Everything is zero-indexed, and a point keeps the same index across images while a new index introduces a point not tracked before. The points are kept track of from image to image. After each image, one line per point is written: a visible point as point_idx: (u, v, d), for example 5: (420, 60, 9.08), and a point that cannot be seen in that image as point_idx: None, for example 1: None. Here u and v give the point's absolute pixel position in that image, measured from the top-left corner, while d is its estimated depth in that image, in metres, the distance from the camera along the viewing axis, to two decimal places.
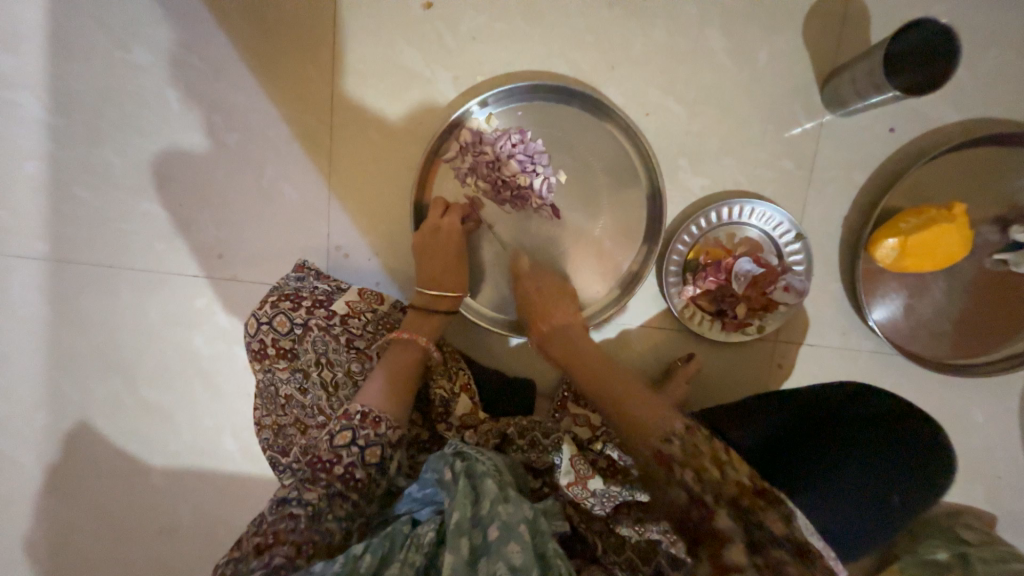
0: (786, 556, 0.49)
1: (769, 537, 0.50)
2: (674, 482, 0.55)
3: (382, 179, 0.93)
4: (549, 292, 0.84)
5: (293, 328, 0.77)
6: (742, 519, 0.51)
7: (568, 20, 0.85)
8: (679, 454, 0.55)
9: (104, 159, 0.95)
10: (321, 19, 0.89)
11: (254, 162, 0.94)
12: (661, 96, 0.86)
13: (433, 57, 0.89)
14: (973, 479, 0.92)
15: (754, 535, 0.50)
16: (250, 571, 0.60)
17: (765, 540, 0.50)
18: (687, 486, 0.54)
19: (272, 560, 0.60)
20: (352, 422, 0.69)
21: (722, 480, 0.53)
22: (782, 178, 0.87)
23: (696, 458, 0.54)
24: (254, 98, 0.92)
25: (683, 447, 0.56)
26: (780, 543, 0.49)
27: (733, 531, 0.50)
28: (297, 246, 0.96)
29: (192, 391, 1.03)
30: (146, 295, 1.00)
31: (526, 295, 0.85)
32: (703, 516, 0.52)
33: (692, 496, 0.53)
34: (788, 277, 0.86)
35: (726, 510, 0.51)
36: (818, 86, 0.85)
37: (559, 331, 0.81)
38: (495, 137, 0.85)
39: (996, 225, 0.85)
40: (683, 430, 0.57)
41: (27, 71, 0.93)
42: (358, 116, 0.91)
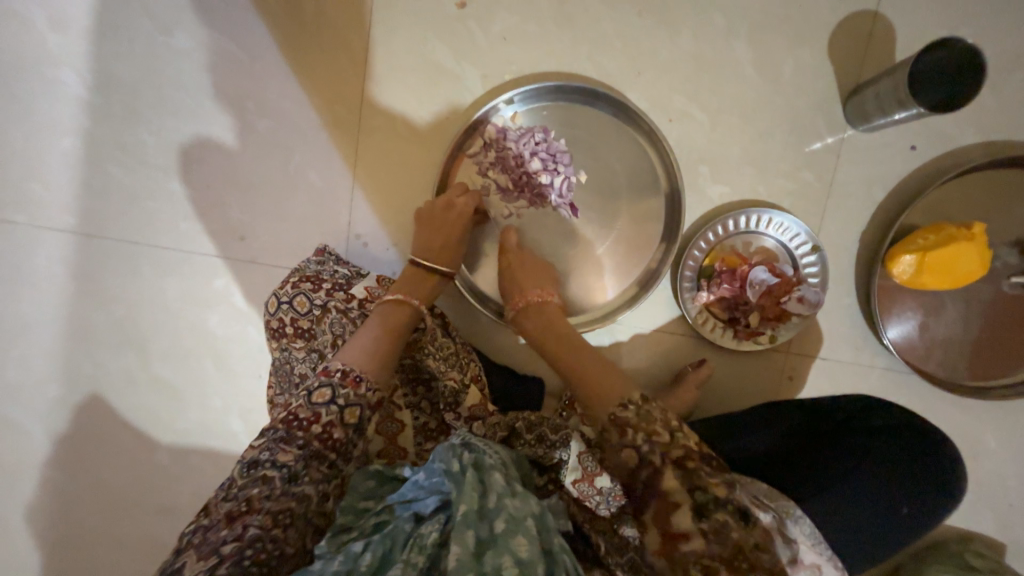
0: (730, 518, 0.52)
1: (712, 500, 0.53)
2: (628, 446, 0.58)
3: (405, 171, 0.95)
4: (533, 267, 0.85)
5: (312, 309, 0.78)
6: (685, 480, 0.54)
7: (597, 26, 0.87)
8: (634, 420, 0.59)
9: (137, 137, 0.98)
10: (358, 12, 0.92)
11: (282, 147, 0.96)
12: (685, 104, 0.88)
13: (463, 55, 0.91)
14: (983, 504, 0.91)
15: (700, 499, 0.53)
16: (221, 541, 0.57)
17: (711, 505, 0.53)
18: (637, 447, 0.57)
19: (246, 531, 0.57)
20: (332, 380, 0.69)
21: (670, 443, 0.56)
22: (801, 190, 0.88)
23: (648, 424, 0.58)
24: (286, 85, 0.95)
25: (638, 416, 0.59)
26: (723, 505, 0.53)
27: (680, 494, 0.54)
28: (318, 232, 0.98)
29: (203, 370, 1.04)
30: (167, 273, 1.02)
31: (513, 264, 0.85)
32: (651, 476, 0.56)
33: (642, 457, 0.57)
34: (804, 289, 0.85)
35: (672, 470, 0.55)
36: (840, 102, 0.86)
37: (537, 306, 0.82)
38: (520, 134, 0.89)
39: (1016, 248, 0.85)
40: (639, 400, 0.61)
41: (69, 50, 0.96)
42: (386, 109, 0.94)
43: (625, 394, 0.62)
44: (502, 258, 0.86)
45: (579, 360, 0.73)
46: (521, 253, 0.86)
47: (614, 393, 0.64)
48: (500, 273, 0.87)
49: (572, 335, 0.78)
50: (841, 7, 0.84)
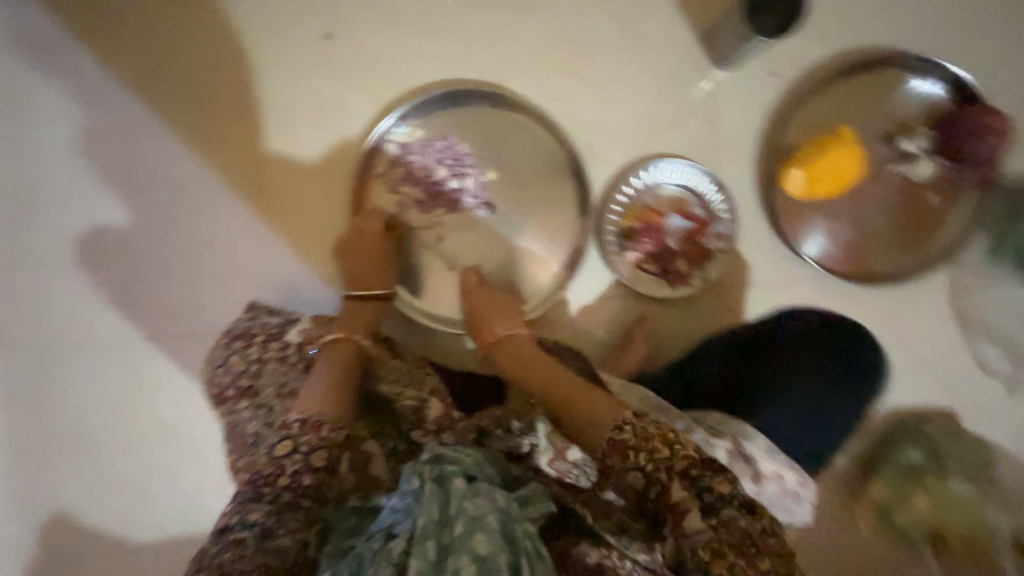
0: (735, 512, 0.54)
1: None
2: (635, 468, 0.57)
3: (318, 208, 0.95)
4: (498, 301, 0.87)
5: (249, 365, 0.78)
6: (693, 488, 0.55)
7: (462, 27, 0.91)
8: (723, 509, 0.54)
9: (32, 243, 0.94)
10: (229, 66, 0.92)
11: (188, 215, 0.95)
12: (564, 81, 0.92)
13: (343, 83, 0.92)
14: (928, 377, 0.98)
15: (707, 498, 0.55)
16: None
17: (716, 502, 0.54)
18: (641, 466, 0.57)
19: None
20: (291, 431, 0.66)
21: (670, 458, 0.56)
22: (691, 136, 0.93)
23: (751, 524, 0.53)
24: (176, 154, 0.94)
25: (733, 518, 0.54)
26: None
27: (688, 500, 0.55)
28: (247, 289, 0.96)
29: (165, 459, 1.01)
30: (101, 372, 0.98)
31: (479, 304, 0.86)
32: (659, 491, 0.56)
33: (647, 476, 0.57)
34: (716, 225, 0.92)
35: (677, 480, 0.56)
36: (701, 48, 0.92)
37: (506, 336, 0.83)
38: (421, 146, 0.91)
39: (886, 142, 0.93)
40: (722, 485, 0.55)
41: None
42: (282, 153, 0.94)
43: (620, 415, 0.62)
44: (467, 295, 0.88)
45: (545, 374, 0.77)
46: (483, 291, 0.87)
47: (605, 414, 0.65)
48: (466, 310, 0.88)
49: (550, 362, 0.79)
50: None
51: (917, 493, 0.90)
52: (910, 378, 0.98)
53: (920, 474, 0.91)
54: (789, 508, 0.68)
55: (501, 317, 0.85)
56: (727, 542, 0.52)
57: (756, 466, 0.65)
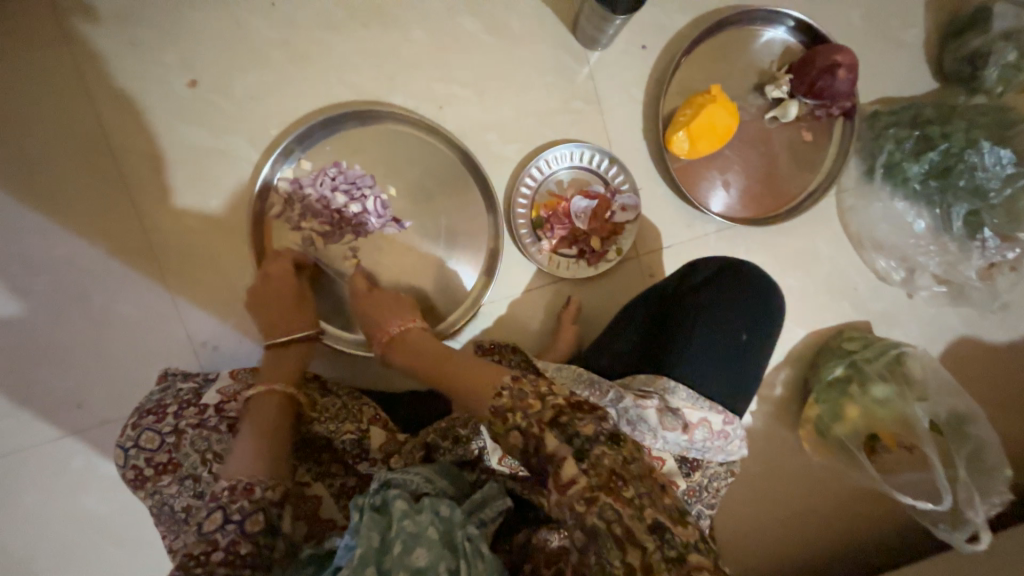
0: (606, 448, 0.50)
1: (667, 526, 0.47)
2: (512, 428, 0.55)
3: (220, 260, 0.90)
4: (388, 302, 0.82)
5: (165, 438, 0.73)
6: (564, 435, 0.52)
7: (333, 51, 0.89)
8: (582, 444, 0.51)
9: None
10: (95, 133, 0.87)
11: (79, 295, 0.88)
12: (447, 87, 0.92)
13: (220, 128, 0.89)
14: (837, 299, 1.06)
15: (579, 443, 0.51)
16: None
17: (588, 444, 0.51)
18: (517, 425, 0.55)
19: None
20: (220, 501, 0.61)
21: (542, 409, 0.54)
22: (579, 118, 0.96)
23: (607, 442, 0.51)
24: (53, 233, 0.88)
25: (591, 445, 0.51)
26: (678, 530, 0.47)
27: (561, 449, 0.51)
28: (161, 358, 0.91)
29: (108, 558, 0.93)
30: (14, 481, 0.90)
31: (369, 310, 0.82)
32: (537, 446, 0.53)
33: (524, 433, 0.54)
34: (620, 198, 0.94)
35: (550, 430, 0.52)
36: (571, 33, 0.95)
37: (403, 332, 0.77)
38: (312, 177, 0.89)
39: (756, 92, 0.99)
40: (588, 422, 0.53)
41: None
42: (170, 210, 0.89)
43: (497, 377, 0.60)
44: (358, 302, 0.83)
45: (451, 362, 0.68)
46: (372, 295, 0.83)
47: (487, 382, 0.60)
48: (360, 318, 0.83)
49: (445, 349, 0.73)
50: None
51: (847, 406, 0.97)
52: (822, 302, 1.05)
53: (846, 386, 0.98)
54: (724, 448, 0.70)
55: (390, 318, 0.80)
56: (596, 485, 0.49)
57: (681, 418, 0.66)
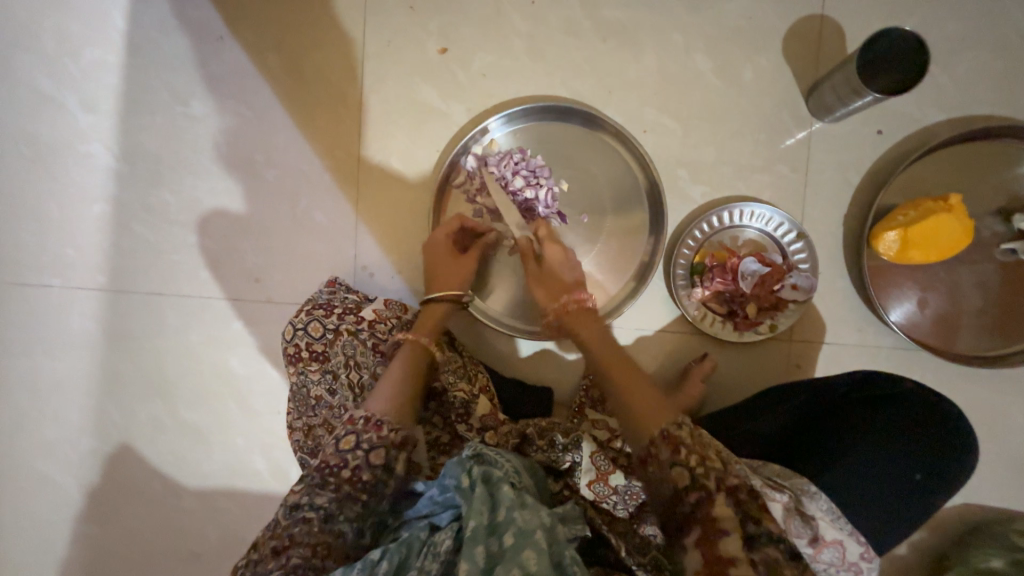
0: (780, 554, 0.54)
1: None
2: (680, 464, 0.58)
3: (405, 203, 1.02)
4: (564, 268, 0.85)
5: (325, 333, 0.84)
6: (738, 511, 0.55)
7: (567, 55, 0.96)
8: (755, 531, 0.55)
9: (160, 198, 1.07)
10: (351, 66, 1.01)
11: (291, 193, 1.04)
12: (657, 115, 0.94)
13: (448, 94, 0.99)
14: (1012, 478, 0.89)
15: (750, 530, 0.55)
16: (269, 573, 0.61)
17: (761, 538, 0.54)
18: (690, 466, 0.58)
19: (289, 561, 0.61)
20: (357, 427, 0.69)
21: (725, 471, 0.58)
22: (779, 183, 0.92)
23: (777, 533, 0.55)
24: (292, 137, 1.04)
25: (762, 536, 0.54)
26: None
27: (732, 522, 0.55)
28: (328, 267, 1.04)
29: (226, 411, 1.10)
30: (189, 321, 1.09)
31: (545, 265, 0.85)
32: (701, 499, 0.56)
33: (693, 478, 0.57)
34: (794, 275, 0.88)
35: (724, 496, 0.56)
36: (803, 98, 0.91)
37: (585, 311, 0.80)
38: (499, 158, 0.94)
39: (998, 216, 0.87)
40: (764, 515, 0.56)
41: (99, 128, 1.07)
42: (383, 148, 1.02)
43: (676, 414, 0.64)
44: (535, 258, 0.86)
45: (625, 368, 0.72)
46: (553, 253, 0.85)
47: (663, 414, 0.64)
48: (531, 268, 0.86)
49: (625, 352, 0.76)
50: (789, 12, 0.91)
51: None
52: (993, 475, 0.89)
53: None
54: None
55: (564, 288, 0.83)
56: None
57: (813, 529, 0.63)
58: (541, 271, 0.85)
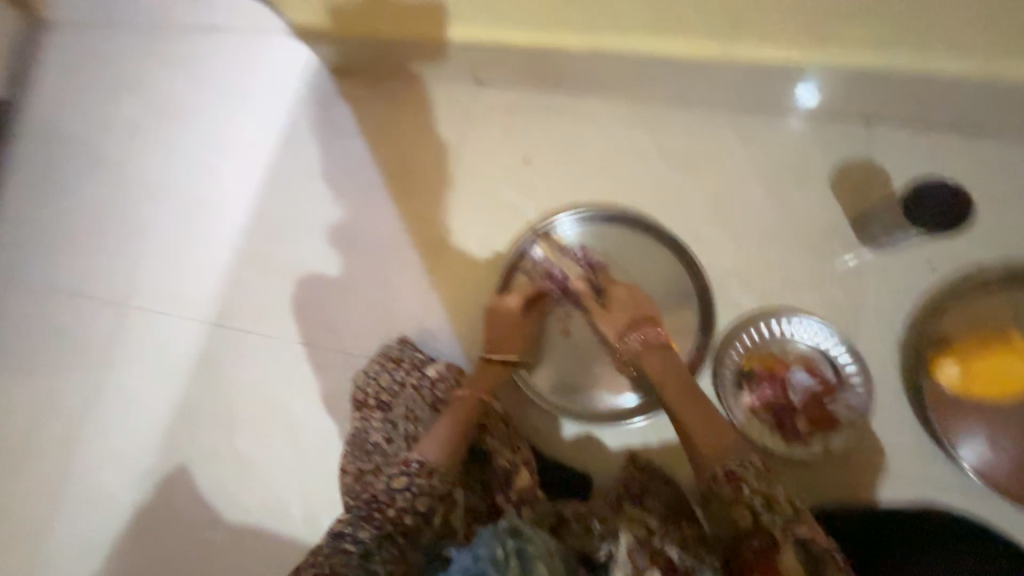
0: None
1: None
2: (744, 504, 0.74)
3: (475, 280, 1.15)
4: (638, 307, 0.96)
5: (393, 383, 0.95)
6: (809, 563, 0.69)
7: (631, 172, 1.11)
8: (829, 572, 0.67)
9: (272, 252, 1.27)
10: (447, 162, 1.21)
11: (379, 260, 1.21)
12: (710, 229, 1.04)
13: (525, 194, 1.16)
14: None
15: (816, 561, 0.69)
16: None
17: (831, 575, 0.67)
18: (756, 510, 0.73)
19: None
20: (409, 469, 0.78)
21: (795, 520, 0.71)
22: (829, 301, 0.96)
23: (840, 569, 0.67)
24: (388, 215, 1.22)
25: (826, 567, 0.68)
26: None
27: None
28: (399, 327, 1.17)
29: (278, 449, 1.17)
30: (268, 359, 1.22)
31: (620, 301, 0.96)
32: (768, 549, 0.71)
33: (757, 524, 0.72)
34: (845, 392, 0.90)
35: (790, 543, 0.70)
36: (851, 227, 0.99)
37: (657, 345, 0.91)
38: (563, 251, 1.05)
39: None
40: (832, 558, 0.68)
41: (239, 193, 1.32)
42: (463, 232, 1.18)
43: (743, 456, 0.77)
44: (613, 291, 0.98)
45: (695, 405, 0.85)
46: (631, 292, 0.97)
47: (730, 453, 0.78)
48: (613, 299, 0.97)
49: (691, 381, 0.88)
50: (836, 155, 1.03)
51: None
52: None
53: None
54: None
55: (638, 324, 0.94)
56: None
57: None
58: (616, 306, 0.96)
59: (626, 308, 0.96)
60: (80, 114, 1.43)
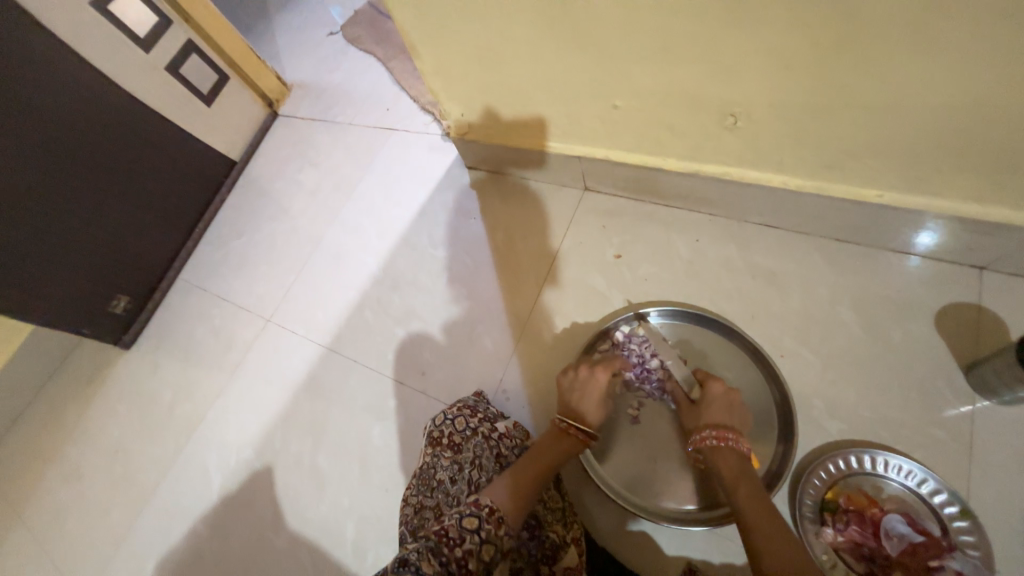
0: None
1: None
2: None
3: (556, 355, 1.25)
4: (729, 409, 0.95)
5: (467, 429, 1.02)
6: None
7: (718, 280, 1.19)
8: None
9: (390, 299, 1.52)
10: (549, 247, 1.40)
11: (475, 320, 1.38)
12: (796, 345, 1.05)
13: (614, 285, 1.29)
14: None
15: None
16: None
17: None
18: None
19: None
20: (481, 511, 0.81)
21: None
22: (932, 447, 0.90)
23: None
24: (490, 284, 1.41)
25: None
26: None
27: None
28: (479, 383, 1.28)
29: (349, 471, 1.29)
30: (364, 387, 1.40)
31: (713, 396, 0.96)
32: None
33: None
34: (957, 557, 0.78)
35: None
36: (961, 372, 0.94)
37: (738, 451, 0.89)
38: (642, 340, 1.11)
39: None
40: None
41: (377, 247, 1.63)
42: (552, 309, 1.32)
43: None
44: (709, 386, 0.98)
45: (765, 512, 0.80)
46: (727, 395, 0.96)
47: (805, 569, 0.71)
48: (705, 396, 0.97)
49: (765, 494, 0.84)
50: (942, 296, 1.01)
51: None
52: None
53: None
54: None
55: (724, 422, 0.93)
56: None
57: None
58: (707, 400, 0.96)
59: (716, 407, 0.95)
60: (281, 173, 1.90)
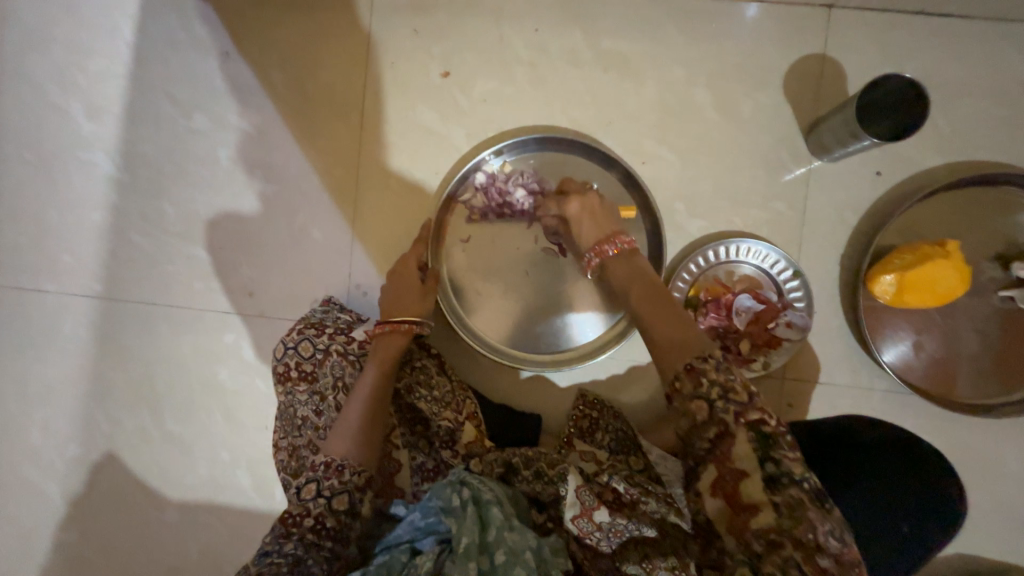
0: (805, 494, 0.54)
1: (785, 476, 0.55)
2: (701, 397, 0.59)
3: (403, 225, 1.02)
4: (596, 217, 0.86)
5: (315, 353, 0.88)
6: (759, 446, 0.56)
7: (568, 82, 0.96)
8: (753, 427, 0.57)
9: (159, 210, 1.07)
10: (354, 83, 1.01)
11: (290, 209, 1.04)
12: (656, 146, 0.94)
13: (448, 118, 0.99)
14: (993, 518, 0.91)
15: (771, 471, 0.56)
16: None
17: (783, 478, 0.55)
18: (711, 400, 0.58)
19: None
20: (317, 473, 0.74)
21: (747, 404, 0.57)
22: (776, 220, 0.92)
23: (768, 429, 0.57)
24: (291, 155, 1.03)
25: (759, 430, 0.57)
26: (798, 482, 0.55)
27: (748, 464, 0.56)
28: (323, 285, 1.04)
29: (212, 423, 1.09)
30: (181, 331, 1.08)
31: (574, 217, 0.87)
32: (720, 437, 0.58)
33: (712, 413, 0.58)
34: (789, 313, 0.89)
35: (745, 433, 0.57)
36: (803, 135, 0.91)
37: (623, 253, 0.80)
38: (510, 180, 0.95)
39: (997, 262, 0.88)
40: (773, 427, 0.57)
41: (103, 137, 1.08)
42: (382, 168, 1.02)
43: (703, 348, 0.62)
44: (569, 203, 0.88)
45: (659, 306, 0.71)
46: (589, 204, 0.87)
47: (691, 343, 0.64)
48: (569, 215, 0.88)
49: (659, 283, 0.75)
50: (792, 51, 0.92)
51: None
52: (979, 521, 0.91)
53: None
54: None
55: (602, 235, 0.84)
56: (780, 526, 0.54)
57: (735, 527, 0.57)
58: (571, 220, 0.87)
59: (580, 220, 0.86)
60: None
